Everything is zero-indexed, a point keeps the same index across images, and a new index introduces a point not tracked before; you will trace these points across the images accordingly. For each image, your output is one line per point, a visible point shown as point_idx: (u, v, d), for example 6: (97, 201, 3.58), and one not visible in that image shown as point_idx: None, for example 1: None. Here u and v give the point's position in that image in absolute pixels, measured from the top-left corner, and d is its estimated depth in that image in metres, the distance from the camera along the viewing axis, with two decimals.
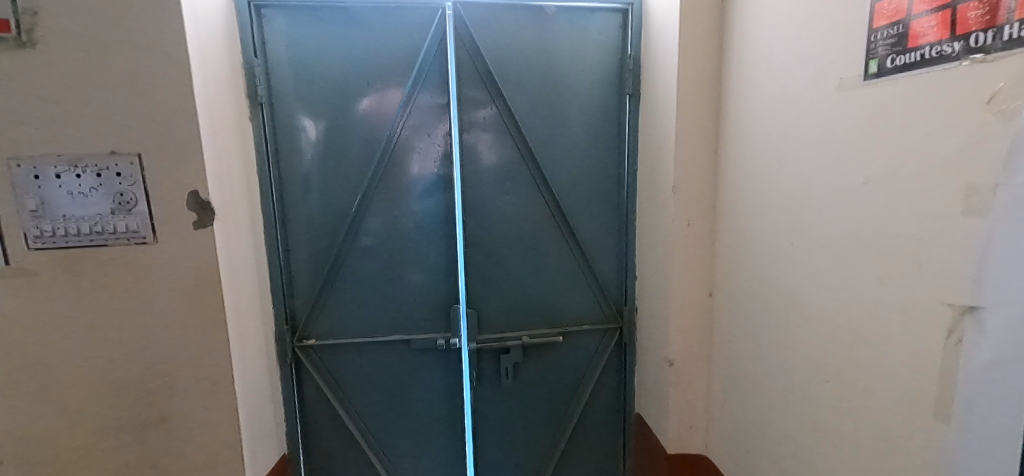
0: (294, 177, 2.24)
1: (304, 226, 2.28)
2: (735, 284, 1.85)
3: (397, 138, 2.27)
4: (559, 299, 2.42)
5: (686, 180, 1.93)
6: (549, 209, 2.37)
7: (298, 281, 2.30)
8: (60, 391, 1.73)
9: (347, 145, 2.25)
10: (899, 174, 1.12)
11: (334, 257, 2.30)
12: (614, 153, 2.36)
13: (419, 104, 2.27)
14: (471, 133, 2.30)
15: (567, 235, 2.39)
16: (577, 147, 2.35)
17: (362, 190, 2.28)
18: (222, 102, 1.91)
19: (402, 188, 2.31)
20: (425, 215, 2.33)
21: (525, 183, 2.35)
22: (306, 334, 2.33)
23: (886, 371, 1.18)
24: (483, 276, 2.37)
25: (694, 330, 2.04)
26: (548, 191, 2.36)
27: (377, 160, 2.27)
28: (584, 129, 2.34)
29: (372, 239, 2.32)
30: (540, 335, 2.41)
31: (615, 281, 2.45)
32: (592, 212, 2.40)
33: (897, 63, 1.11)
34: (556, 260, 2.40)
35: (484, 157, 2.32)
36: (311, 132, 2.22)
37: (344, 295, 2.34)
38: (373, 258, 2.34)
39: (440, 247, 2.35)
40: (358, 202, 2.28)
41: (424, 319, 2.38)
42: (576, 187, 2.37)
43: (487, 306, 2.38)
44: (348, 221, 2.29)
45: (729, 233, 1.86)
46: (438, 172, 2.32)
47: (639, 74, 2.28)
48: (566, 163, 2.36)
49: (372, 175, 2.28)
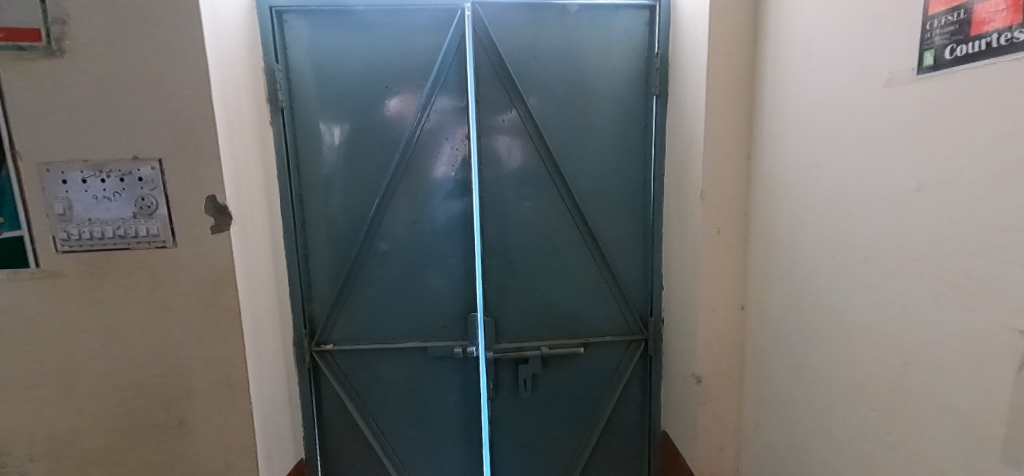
0: (314, 181, 2.24)
1: (322, 230, 2.27)
2: (769, 297, 1.72)
3: (415, 142, 2.24)
4: (581, 308, 2.32)
5: (716, 185, 1.81)
6: (571, 215, 2.28)
7: (316, 285, 2.30)
8: (85, 391, 1.77)
9: (365, 149, 2.23)
10: (962, 180, 0.98)
11: (351, 262, 2.28)
12: (639, 156, 2.26)
13: (437, 107, 2.23)
14: (490, 136, 2.24)
15: (590, 243, 2.29)
16: (601, 150, 2.26)
17: (380, 195, 2.25)
18: (241, 107, 1.92)
19: (420, 192, 2.27)
20: (443, 220, 2.29)
21: (545, 187, 2.27)
22: (324, 339, 2.32)
23: (943, 403, 1.05)
24: (501, 283, 2.30)
25: (724, 345, 1.91)
26: (570, 197, 2.27)
27: (395, 164, 2.24)
28: (608, 132, 2.24)
29: (390, 245, 2.30)
30: (561, 345, 2.32)
31: (640, 290, 2.33)
32: (616, 218, 2.29)
33: (957, 54, 0.98)
34: (578, 268, 2.31)
35: (504, 161, 2.25)
36: (330, 136, 2.21)
37: (361, 301, 2.32)
38: (391, 263, 2.31)
39: (458, 253, 2.30)
40: (376, 207, 2.26)
41: (442, 327, 2.33)
42: (599, 192, 2.28)
43: (506, 314, 2.31)
44: (366, 226, 2.26)
45: (763, 243, 1.73)
46: (456, 176, 2.27)
47: (666, 73, 2.16)
48: (588, 167, 2.26)
49: (390, 180, 2.25)
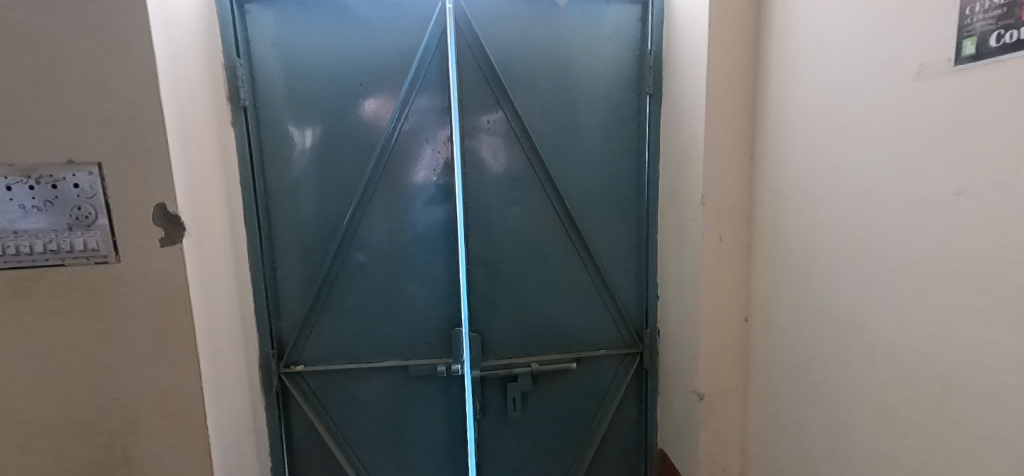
0: (282, 188, 2.05)
1: (291, 241, 2.08)
2: (776, 309, 1.60)
3: (393, 144, 2.07)
4: (572, 321, 2.19)
5: (717, 189, 1.69)
6: (561, 222, 2.15)
7: (285, 301, 2.10)
8: (12, 429, 1.54)
9: (338, 153, 2.06)
10: (1014, 183, 0.87)
11: (324, 275, 2.10)
12: (632, 159, 2.14)
13: (417, 106, 2.07)
14: (474, 138, 2.09)
15: (581, 251, 2.16)
16: (592, 153, 2.13)
17: (355, 201, 2.07)
18: (197, 106, 1.72)
19: (398, 198, 2.11)
20: (424, 227, 2.12)
21: (534, 193, 2.13)
22: (293, 360, 2.13)
23: (994, 433, 0.93)
24: (488, 296, 2.14)
25: (727, 360, 1.79)
26: (560, 203, 2.13)
27: (371, 168, 2.06)
28: (599, 133, 2.12)
29: (367, 256, 2.12)
30: (552, 361, 2.17)
31: (633, 300, 2.21)
32: (608, 224, 2.16)
33: (1005, 41, 0.87)
34: (569, 278, 2.18)
35: (489, 165, 2.11)
36: (300, 139, 2.03)
37: (335, 317, 2.13)
38: (367, 275, 2.13)
39: (441, 264, 2.14)
40: (350, 214, 2.08)
41: (424, 343, 2.16)
42: (590, 198, 2.15)
43: (493, 329, 2.15)
44: (339, 236, 2.08)
45: (769, 251, 1.62)
46: (438, 181, 2.11)
47: (660, 72, 2.05)
48: (579, 171, 2.13)
49: (366, 185, 2.08)
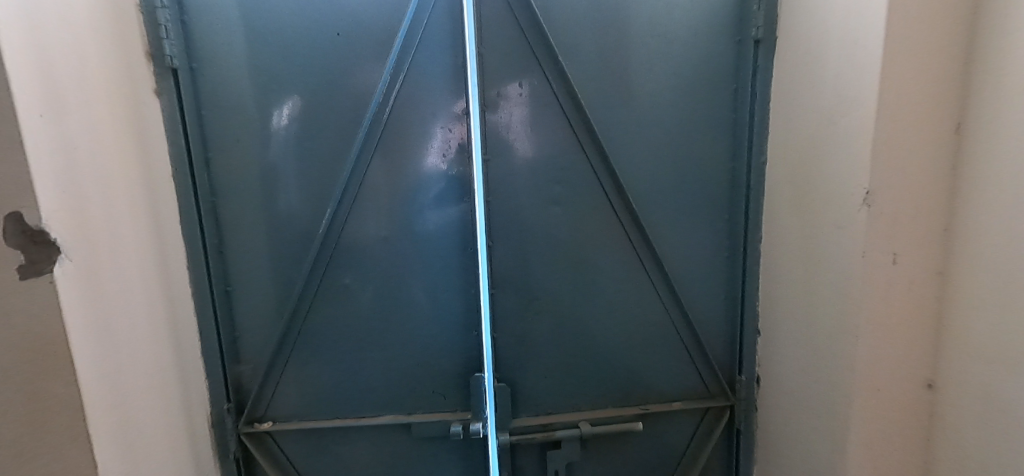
0: (234, 183, 1.48)
1: (251, 256, 1.52)
2: (1001, 382, 0.96)
3: (385, 120, 1.48)
4: (635, 364, 1.60)
5: (894, 180, 1.05)
6: (621, 228, 1.53)
7: (244, 335, 1.55)
8: None
9: (312, 135, 1.47)
10: None
11: (296, 303, 1.54)
12: (725, 136, 1.49)
13: (418, 66, 1.46)
14: (499, 110, 1.48)
15: (649, 267, 1.55)
16: (666, 130, 1.49)
17: (335, 200, 1.49)
18: (87, 60, 1.12)
19: (395, 196, 1.52)
20: (431, 234, 1.53)
21: (583, 188, 1.51)
22: (259, 415, 1.59)
23: None
24: (519, 330, 1.56)
25: (893, 446, 1.17)
26: (621, 201, 1.51)
27: (357, 153, 1.48)
28: (677, 102, 1.48)
29: (353, 275, 1.55)
30: (607, 419, 1.58)
31: (718, 335, 1.60)
32: (687, 230, 1.54)
33: None
34: (631, 306, 1.57)
35: (521, 149, 1.50)
36: (277, 121, 1.46)
37: (313, 357, 1.58)
38: (353, 302, 1.56)
39: (455, 285, 1.56)
40: (329, 219, 1.50)
41: (433, 393, 1.60)
42: (663, 194, 1.52)
43: (526, 375, 1.58)
44: (315, 249, 1.51)
45: (991, 286, 0.98)
46: (450, 170, 1.51)
47: (774, 4, 1.38)
48: (647, 155, 1.50)
49: (351, 177, 1.49)
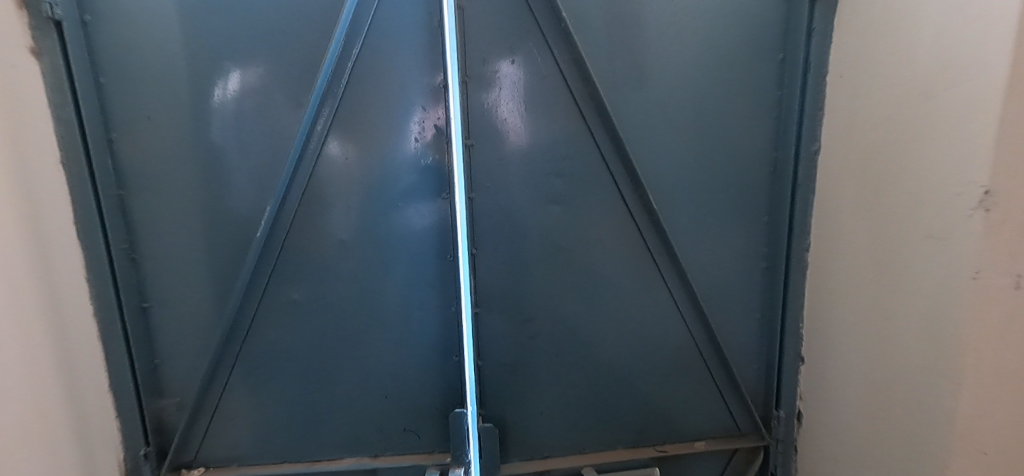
0: (148, 171, 1.17)
1: (173, 264, 1.21)
2: None
3: (340, 93, 1.17)
4: (650, 396, 1.32)
5: None
6: (637, 233, 1.23)
7: (167, 363, 1.25)
8: None
9: (249, 111, 1.15)
10: None
11: (229, 323, 1.23)
12: (767, 118, 1.20)
13: (382, 25, 1.15)
14: (485, 83, 1.17)
15: (670, 280, 1.26)
16: (694, 109, 1.19)
17: (277, 194, 1.17)
18: None
19: (354, 189, 1.21)
20: (400, 238, 1.23)
21: (589, 181, 1.21)
22: (188, 459, 1.29)
23: None
24: (510, 357, 1.27)
25: None
26: (636, 198, 1.21)
27: (305, 133, 1.16)
28: (709, 75, 1.18)
29: (304, 289, 1.24)
30: (615, 464, 1.32)
31: (750, 360, 1.32)
32: (716, 234, 1.25)
33: None
34: (646, 327, 1.29)
35: (512, 133, 1.20)
36: (223, 100, 1.15)
37: (255, 389, 1.28)
38: (303, 322, 1.26)
39: (433, 301, 1.26)
40: (269, 218, 1.18)
41: (406, 432, 1.32)
42: (689, 191, 1.22)
43: (517, 410, 1.30)
44: (253, 256, 1.19)
45: None
46: (424, 159, 1.20)
47: None
48: (671, 142, 1.20)
49: (297, 164, 1.18)
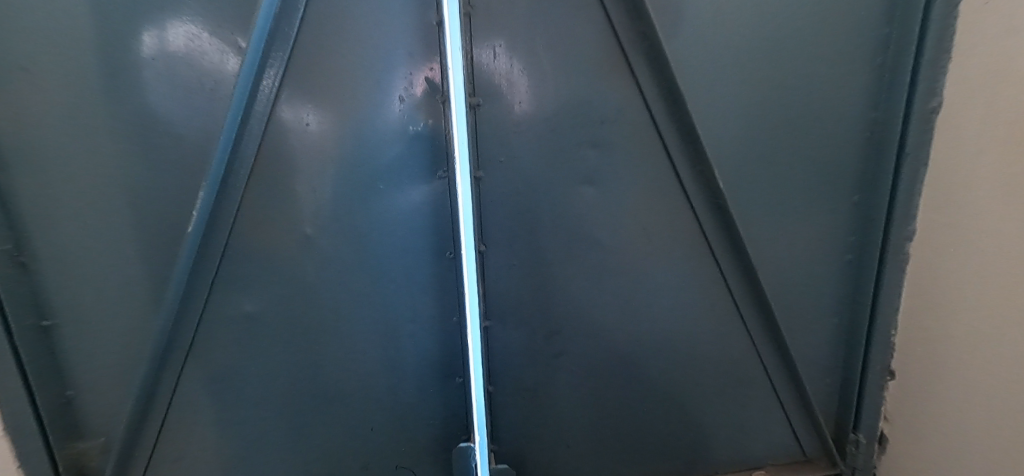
0: (23, 148, 0.82)
1: (77, 269, 0.89)
2: None
3: (295, 33, 0.84)
4: (700, 421, 1.07)
5: None
6: (697, 221, 0.93)
7: (83, 402, 0.95)
8: None
9: (165, 58, 0.82)
10: None
11: (162, 346, 0.92)
12: (868, 65, 0.90)
13: None
14: (491, 20, 0.86)
15: (735, 281, 0.98)
16: (775, 50, 0.88)
17: (213, 171, 0.86)
18: None
19: (319, 164, 0.90)
20: (384, 229, 0.94)
21: (631, 152, 0.90)
22: None
23: None
24: (528, 380, 1.01)
25: None
26: (692, 174, 0.91)
27: (247, 86, 0.84)
28: (798, 4, 0.86)
29: (257, 300, 0.95)
30: None
31: (824, 373, 1.07)
32: (794, 220, 0.96)
33: None
34: (698, 340, 1.01)
35: (529, 89, 0.88)
36: (167, 53, 0.82)
37: (203, 427, 0.99)
38: (260, 341, 0.97)
39: (427, 309, 0.99)
40: (204, 205, 0.87)
41: (399, 469, 1.07)
42: (763, 165, 0.92)
43: (536, 440, 1.05)
44: (186, 257, 0.88)
45: None
46: (414, 124, 0.90)
47: None
48: (744, 100, 0.88)
49: (239, 129, 0.86)
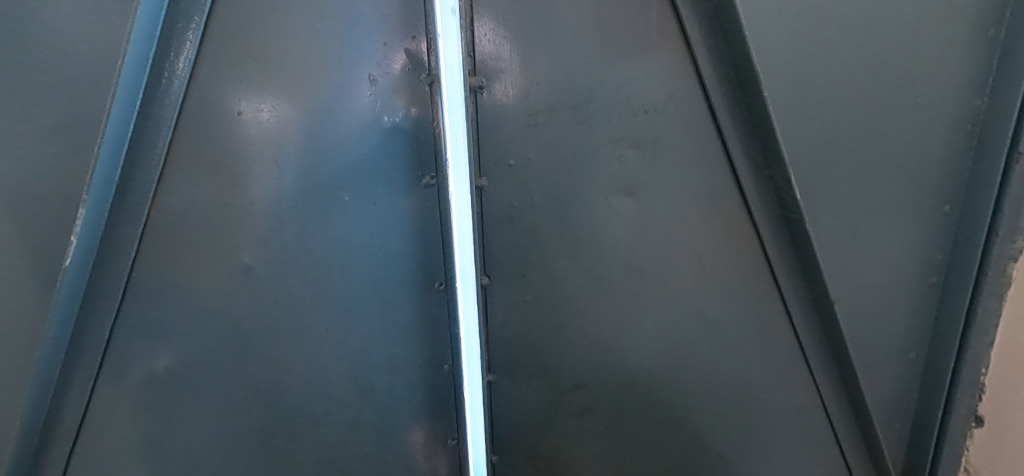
0: None
1: None
2: None
3: None
4: None
5: None
6: (760, 245, 0.71)
7: None
8: None
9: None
10: None
11: (32, 448, 0.58)
12: None
13: None
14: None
15: (814, 326, 0.74)
16: (892, 8, 0.61)
17: (100, 176, 0.54)
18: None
19: (261, 166, 0.64)
20: (350, 253, 0.71)
21: (677, 153, 0.67)
22: None
23: None
24: (535, 421, 0.83)
25: None
26: (758, 179, 0.68)
27: (153, 47, 0.55)
28: None
29: (161, 374, 0.64)
30: None
31: (890, 417, 0.76)
32: (900, 241, 0.70)
33: None
34: (763, 395, 0.78)
35: (542, 71, 0.66)
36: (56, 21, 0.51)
37: None
38: (174, 422, 0.66)
39: (409, 344, 0.79)
40: (85, 237, 0.55)
41: None
42: (859, 172, 0.67)
43: None
44: (60, 321, 0.56)
45: None
46: (394, 111, 0.69)
47: None
48: (835, 86, 0.64)
49: (139, 114, 0.56)
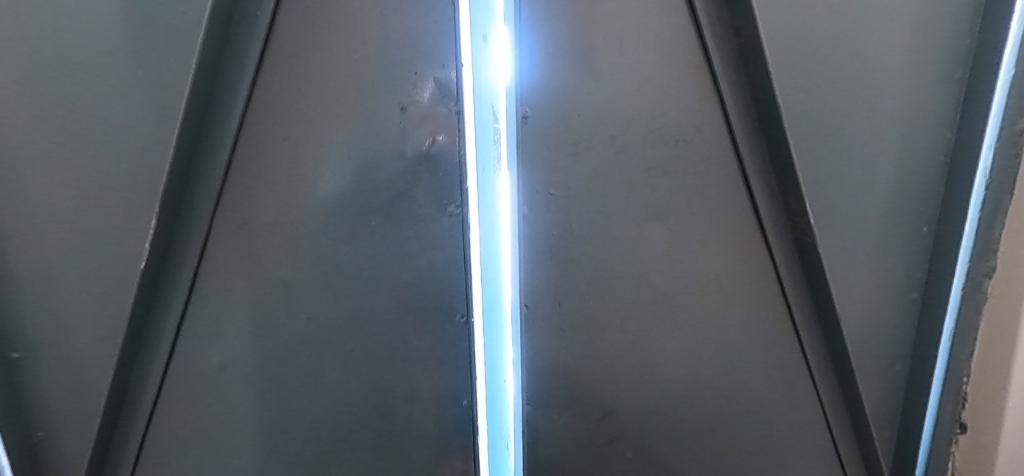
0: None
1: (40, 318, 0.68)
2: None
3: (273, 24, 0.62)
4: None
5: None
6: (774, 270, 0.75)
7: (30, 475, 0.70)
8: None
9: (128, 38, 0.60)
10: None
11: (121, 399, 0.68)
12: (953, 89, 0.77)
13: None
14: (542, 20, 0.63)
15: (819, 345, 0.78)
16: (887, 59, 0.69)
17: (170, 190, 0.63)
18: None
19: (298, 189, 0.67)
20: (377, 280, 0.72)
21: (698, 184, 0.71)
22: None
23: None
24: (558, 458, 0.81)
25: None
26: (772, 207, 0.72)
27: (218, 83, 0.62)
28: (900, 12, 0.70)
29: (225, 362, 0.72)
30: None
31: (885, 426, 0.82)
32: (896, 262, 0.76)
33: None
34: (772, 409, 0.80)
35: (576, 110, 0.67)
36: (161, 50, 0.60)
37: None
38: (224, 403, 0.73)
39: (429, 377, 0.77)
40: (159, 240, 0.64)
41: None
42: (861, 203, 0.73)
43: None
44: (141, 308, 0.66)
45: None
46: (421, 143, 0.67)
47: None
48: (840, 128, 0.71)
49: (204, 140, 0.63)
